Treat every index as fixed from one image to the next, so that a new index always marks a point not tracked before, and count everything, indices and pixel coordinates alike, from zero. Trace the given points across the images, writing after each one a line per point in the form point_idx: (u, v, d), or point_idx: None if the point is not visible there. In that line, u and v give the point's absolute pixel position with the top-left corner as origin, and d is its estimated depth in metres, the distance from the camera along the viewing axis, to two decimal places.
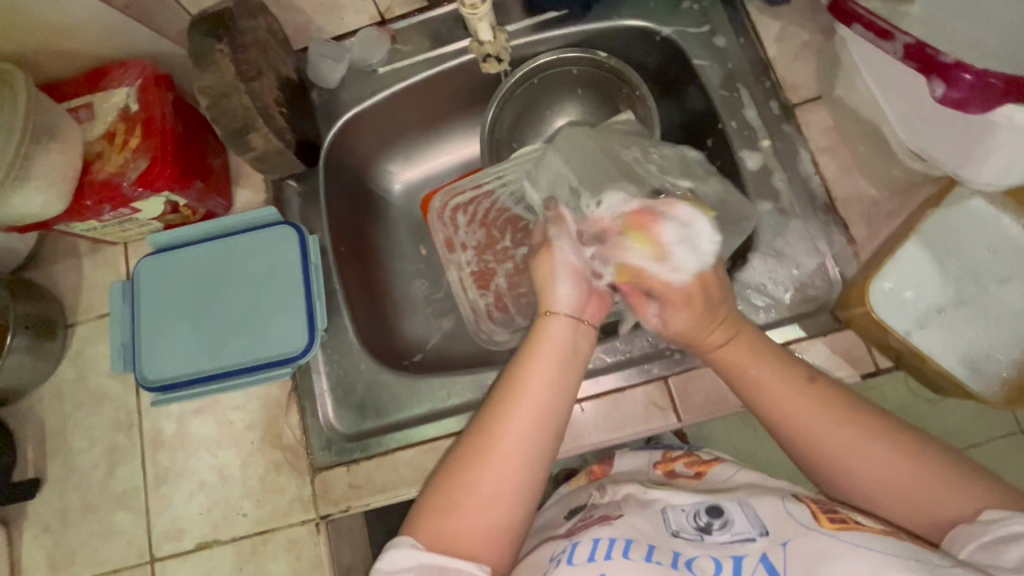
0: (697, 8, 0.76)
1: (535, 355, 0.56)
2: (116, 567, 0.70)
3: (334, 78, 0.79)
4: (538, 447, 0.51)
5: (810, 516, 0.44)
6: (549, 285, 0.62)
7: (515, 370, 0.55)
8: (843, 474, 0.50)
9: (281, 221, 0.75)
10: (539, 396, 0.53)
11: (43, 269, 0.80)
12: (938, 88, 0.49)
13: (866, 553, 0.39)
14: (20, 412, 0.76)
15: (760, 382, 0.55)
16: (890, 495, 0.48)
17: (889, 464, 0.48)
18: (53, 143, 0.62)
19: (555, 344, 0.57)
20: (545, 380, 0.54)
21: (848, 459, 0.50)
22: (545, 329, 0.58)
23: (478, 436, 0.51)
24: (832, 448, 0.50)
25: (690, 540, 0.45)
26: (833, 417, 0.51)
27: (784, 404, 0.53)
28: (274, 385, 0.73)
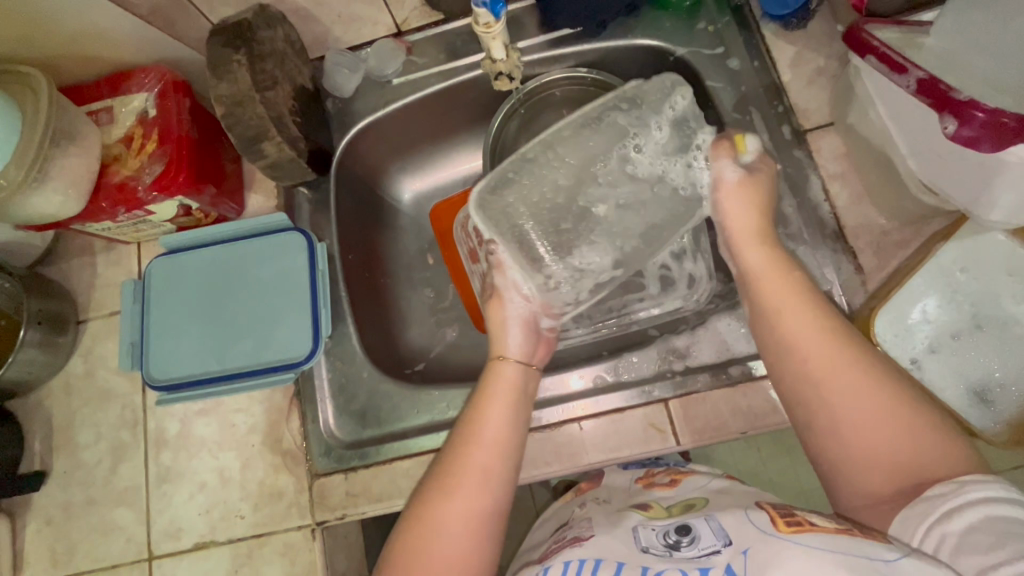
0: (711, 30, 0.76)
1: (490, 397, 0.57)
2: (115, 563, 0.71)
3: (349, 88, 0.80)
4: (498, 485, 0.52)
5: (770, 523, 0.42)
6: (502, 329, 0.63)
7: (470, 412, 0.56)
8: (834, 416, 0.48)
9: (290, 227, 0.76)
10: (492, 437, 0.54)
11: (59, 265, 0.81)
12: (950, 125, 0.49)
13: (819, 554, 0.37)
14: (30, 405, 0.77)
15: (784, 307, 0.54)
16: (875, 446, 0.46)
17: (884, 416, 0.46)
18: (71, 145, 0.63)
19: (510, 385, 0.59)
20: (498, 421, 0.55)
21: (844, 397, 0.48)
22: (496, 372, 0.60)
23: (438, 478, 0.52)
24: (833, 383, 0.48)
25: (660, 556, 0.44)
26: (841, 355, 0.49)
27: (798, 332, 0.52)
28: (277, 390, 0.74)
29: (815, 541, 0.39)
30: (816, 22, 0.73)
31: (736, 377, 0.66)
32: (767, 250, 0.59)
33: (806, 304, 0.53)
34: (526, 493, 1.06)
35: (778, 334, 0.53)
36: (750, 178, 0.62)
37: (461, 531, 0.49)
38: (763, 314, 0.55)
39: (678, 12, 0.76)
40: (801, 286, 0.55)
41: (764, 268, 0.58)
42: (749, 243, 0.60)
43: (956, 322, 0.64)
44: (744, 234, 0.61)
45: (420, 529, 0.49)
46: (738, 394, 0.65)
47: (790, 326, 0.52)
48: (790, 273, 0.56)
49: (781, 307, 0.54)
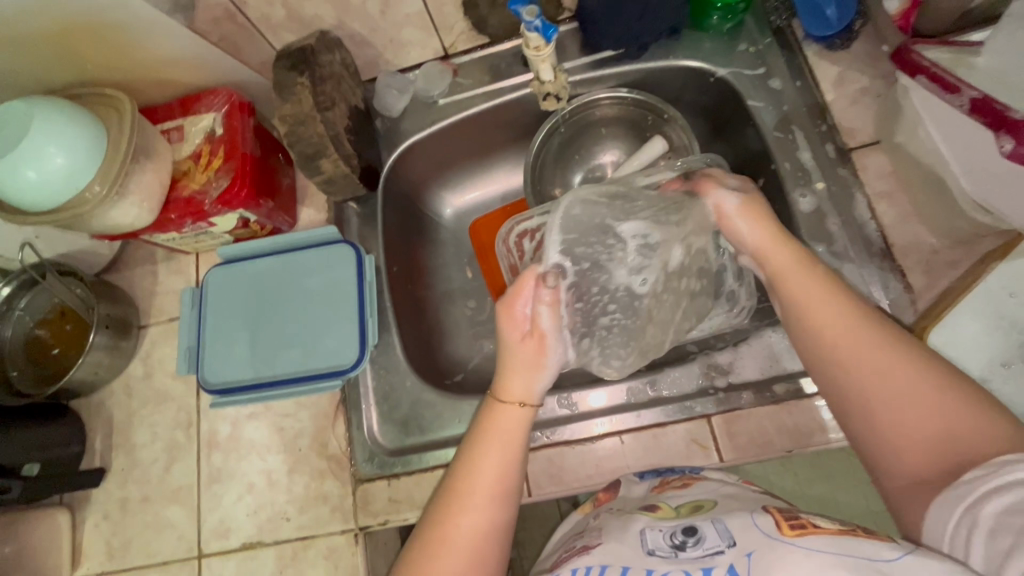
0: (752, 51, 0.77)
1: (485, 440, 0.54)
2: (166, 559, 0.74)
3: (398, 108, 0.84)
4: (492, 534, 0.50)
5: (773, 525, 0.43)
6: (519, 358, 0.58)
7: (465, 459, 0.53)
8: (873, 403, 0.47)
9: (339, 240, 0.80)
10: (489, 481, 0.52)
11: (125, 272, 0.86)
12: (1006, 144, 0.48)
13: (824, 558, 0.38)
14: (92, 405, 0.82)
15: (809, 299, 0.52)
16: (917, 428, 0.45)
17: (924, 397, 0.45)
18: (148, 162, 0.68)
19: (507, 431, 0.55)
20: (498, 465, 0.53)
21: (883, 382, 0.47)
22: (493, 416, 0.56)
23: (431, 524, 0.51)
24: (866, 369, 0.47)
25: (664, 558, 0.45)
26: (877, 337, 0.48)
27: (834, 326, 0.50)
28: (323, 397, 0.77)
29: (818, 544, 0.39)
30: (860, 42, 0.73)
31: (781, 395, 0.65)
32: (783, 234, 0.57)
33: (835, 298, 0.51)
34: (555, 505, 1.07)
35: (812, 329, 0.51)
36: (753, 198, 0.60)
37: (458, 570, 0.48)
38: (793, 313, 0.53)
39: (718, 34, 0.78)
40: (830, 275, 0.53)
41: (790, 268, 0.55)
42: (771, 245, 0.57)
43: (1005, 344, 0.59)
44: (763, 242, 0.57)
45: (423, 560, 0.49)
46: (782, 411, 0.65)
47: (821, 320, 0.51)
48: (805, 278, 0.53)
49: (807, 298, 0.52)
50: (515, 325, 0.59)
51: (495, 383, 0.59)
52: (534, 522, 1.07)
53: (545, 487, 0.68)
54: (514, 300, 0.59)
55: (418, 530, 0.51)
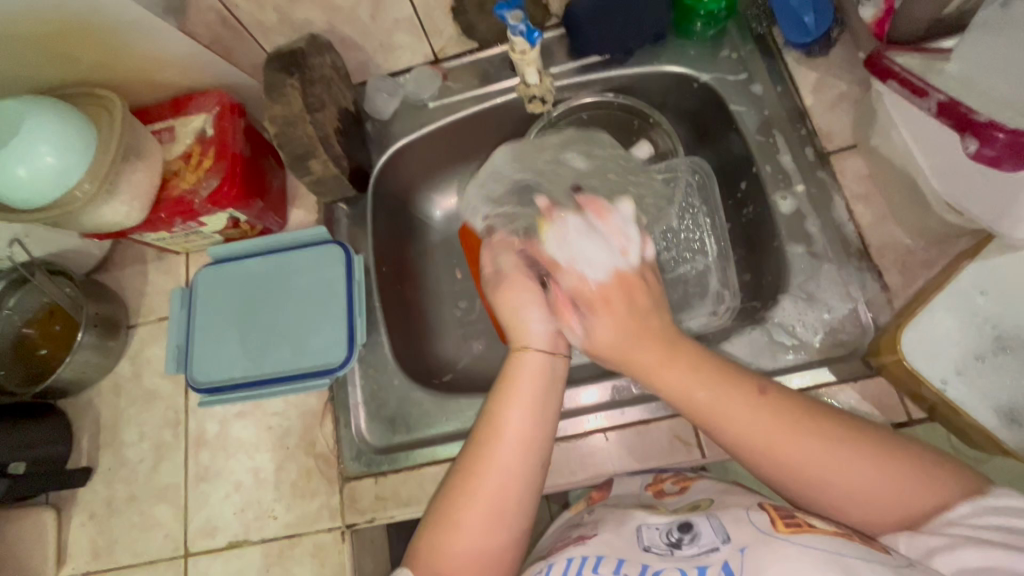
0: (735, 57, 0.79)
1: (513, 381, 0.56)
2: (152, 558, 0.74)
3: (388, 111, 0.85)
4: (524, 477, 0.52)
5: (769, 523, 0.44)
6: (522, 296, 0.63)
7: (492, 410, 0.55)
8: (817, 486, 0.48)
9: (329, 240, 0.80)
10: (514, 430, 0.53)
11: (114, 272, 0.87)
12: (972, 145, 0.50)
13: (821, 555, 0.40)
14: (80, 405, 0.82)
15: (724, 411, 0.51)
16: (863, 499, 0.47)
17: (855, 471, 0.47)
18: (140, 161, 0.69)
19: (534, 376, 0.57)
20: (520, 414, 0.54)
21: (815, 469, 0.48)
22: (519, 363, 0.58)
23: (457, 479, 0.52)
24: (802, 463, 0.48)
25: (660, 554, 0.46)
26: (787, 426, 0.49)
27: (748, 428, 0.50)
28: (311, 396, 0.77)
29: (812, 541, 0.41)
30: (838, 49, 0.75)
31: None
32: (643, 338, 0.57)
33: (735, 396, 0.51)
34: (545, 507, 1.08)
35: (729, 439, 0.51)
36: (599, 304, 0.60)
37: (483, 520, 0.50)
38: (705, 421, 0.52)
39: (701, 41, 0.80)
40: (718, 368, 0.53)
41: (692, 380, 0.53)
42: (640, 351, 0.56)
43: (978, 342, 0.60)
44: (653, 361, 0.55)
45: (452, 513, 0.51)
46: None
47: (732, 426, 0.50)
48: (694, 389, 0.53)
49: (721, 412, 0.51)
50: (527, 295, 0.63)
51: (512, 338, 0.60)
52: None
53: None
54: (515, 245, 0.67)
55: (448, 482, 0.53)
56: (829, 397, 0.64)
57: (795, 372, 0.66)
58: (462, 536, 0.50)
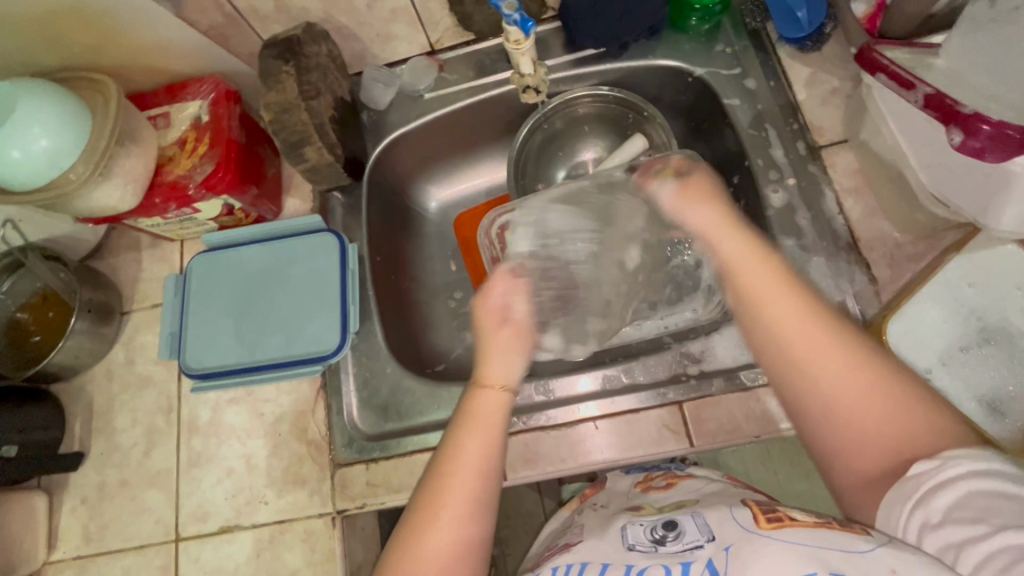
0: (729, 52, 0.80)
1: (466, 426, 0.52)
2: (143, 543, 0.74)
3: (384, 101, 0.85)
4: (483, 506, 0.49)
5: (751, 519, 0.43)
6: (502, 356, 0.57)
7: (450, 446, 0.51)
8: (826, 397, 0.46)
9: (323, 229, 0.81)
10: (470, 469, 0.50)
11: (109, 259, 0.87)
12: (956, 137, 0.51)
13: (800, 548, 0.38)
14: (73, 390, 0.82)
15: (761, 289, 0.49)
16: (864, 429, 0.44)
17: (870, 399, 0.44)
18: (133, 145, 0.69)
19: (490, 416, 0.53)
20: (478, 453, 0.50)
21: (838, 382, 0.45)
22: (475, 401, 0.53)
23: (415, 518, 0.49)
24: (817, 361, 0.46)
25: (645, 552, 0.45)
26: (831, 337, 0.46)
27: (790, 321, 0.47)
28: (304, 382, 0.77)
29: (796, 537, 0.39)
30: (831, 44, 0.76)
31: (749, 382, 0.67)
32: (740, 237, 0.53)
33: (791, 293, 0.49)
34: (538, 503, 1.09)
35: (761, 320, 0.49)
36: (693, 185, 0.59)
37: (448, 547, 0.47)
38: (745, 305, 0.50)
39: (696, 35, 0.81)
40: (786, 269, 0.50)
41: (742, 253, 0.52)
42: (728, 242, 0.53)
43: (961, 334, 0.61)
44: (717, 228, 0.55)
45: (414, 537, 0.48)
46: (751, 398, 0.67)
47: (776, 313, 0.48)
48: (742, 266, 0.51)
49: (761, 290, 0.49)
50: (497, 315, 0.58)
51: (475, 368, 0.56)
52: (517, 519, 1.09)
53: (520, 471, 0.69)
54: (493, 286, 0.60)
55: (410, 505, 0.50)
56: None
57: None
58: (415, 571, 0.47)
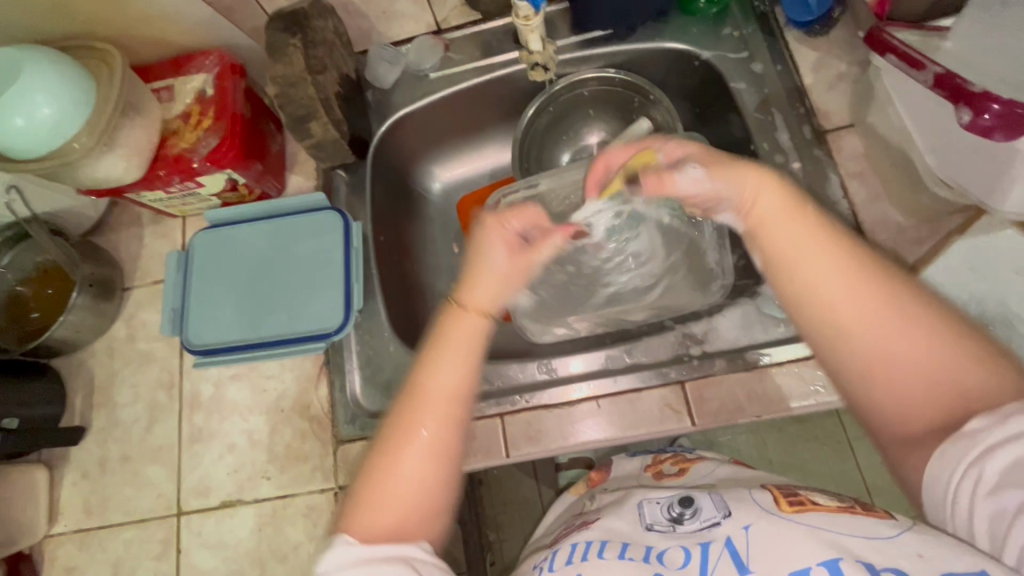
0: (737, 35, 0.79)
1: (441, 349, 0.48)
2: (145, 517, 0.74)
3: (389, 80, 0.85)
4: (457, 423, 0.46)
5: (771, 501, 0.43)
6: (498, 278, 0.54)
7: (421, 364, 0.48)
8: (865, 349, 0.41)
9: (327, 207, 0.80)
10: (440, 384, 0.47)
11: (110, 235, 0.86)
12: (965, 116, 0.51)
13: (823, 534, 0.37)
14: (73, 366, 0.82)
15: (794, 250, 0.44)
16: (907, 385, 0.40)
17: (913, 352, 0.40)
18: (138, 117, 0.69)
19: (472, 338, 0.49)
20: (455, 368, 0.48)
21: (880, 334, 0.41)
22: (453, 322, 0.50)
23: (390, 431, 0.46)
24: (860, 323, 0.41)
25: (663, 533, 0.45)
26: (877, 293, 0.41)
27: (823, 279, 0.43)
28: (307, 359, 0.77)
29: (817, 520, 0.39)
30: (838, 29, 0.76)
31: (752, 363, 0.68)
32: (766, 183, 0.48)
33: (824, 245, 0.44)
34: (535, 490, 1.09)
35: (794, 283, 0.44)
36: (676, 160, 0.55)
37: (420, 475, 0.45)
38: (776, 267, 0.45)
39: (704, 19, 0.80)
40: (820, 222, 0.45)
41: (775, 215, 0.46)
42: (753, 199, 0.48)
43: None
44: (736, 189, 0.49)
45: (381, 467, 0.45)
46: (754, 378, 0.67)
47: (812, 275, 0.43)
48: (779, 226, 0.46)
49: (797, 253, 0.44)
50: (503, 242, 0.56)
51: (457, 291, 0.53)
52: (515, 505, 1.09)
53: (522, 448, 0.70)
54: (508, 216, 0.57)
55: (381, 431, 0.47)
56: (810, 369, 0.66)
57: (775, 343, 0.68)
58: (389, 481, 0.44)
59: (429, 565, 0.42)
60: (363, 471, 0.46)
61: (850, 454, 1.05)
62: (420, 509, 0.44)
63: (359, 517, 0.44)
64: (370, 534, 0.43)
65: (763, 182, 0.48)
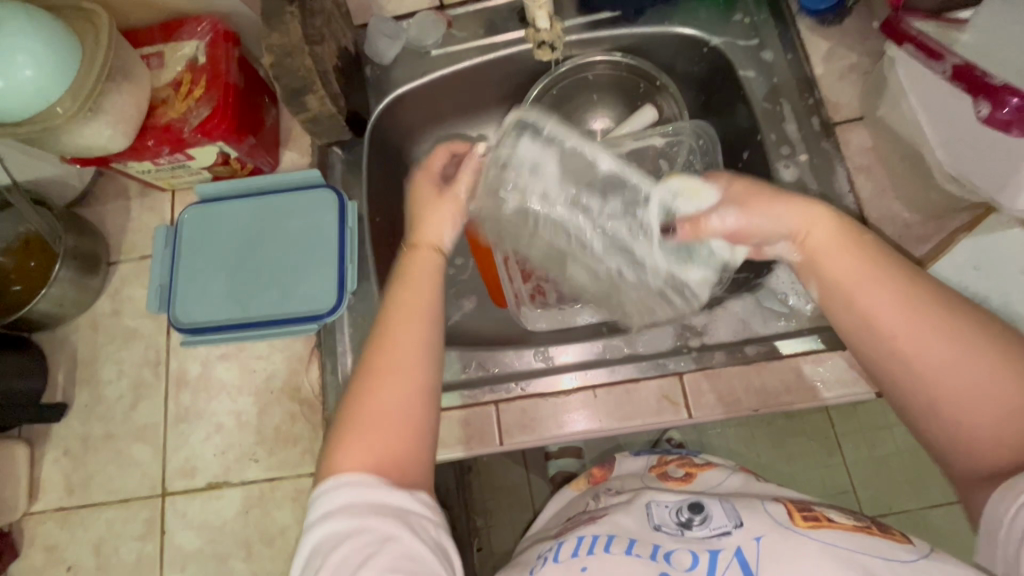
0: (747, 22, 0.77)
1: (410, 281, 0.54)
2: (128, 496, 0.73)
3: (389, 55, 0.82)
4: (429, 343, 0.50)
5: (785, 514, 0.42)
6: (441, 213, 0.60)
7: (394, 292, 0.54)
8: (926, 382, 0.44)
9: (322, 185, 0.78)
10: (408, 306, 0.52)
11: (95, 207, 0.83)
12: (984, 109, 0.51)
13: (835, 552, 0.38)
14: (55, 340, 0.79)
15: (848, 280, 0.48)
16: (967, 416, 0.43)
17: (988, 380, 0.42)
18: (125, 83, 0.66)
19: (431, 267, 0.56)
20: (423, 292, 0.53)
21: (937, 368, 0.44)
22: (414, 258, 0.57)
23: (367, 364, 0.49)
24: (920, 352, 0.44)
25: (671, 535, 0.45)
26: (936, 325, 0.44)
27: (882, 306, 0.46)
28: (298, 340, 0.76)
29: (833, 538, 0.39)
30: (851, 20, 0.74)
31: (752, 356, 0.67)
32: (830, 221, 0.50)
33: (884, 273, 0.47)
34: (524, 478, 1.09)
35: (852, 312, 0.48)
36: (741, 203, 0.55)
37: (398, 399, 0.48)
38: (833, 293, 0.49)
39: (714, 4, 0.78)
40: (878, 252, 0.48)
41: (830, 246, 0.50)
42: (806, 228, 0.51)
43: None
44: (792, 219, 0.52)
45: (362, 399, 0.48)
46: (752, 372, 0.67)
47: (870, 305, 0.46)
48: (837, 257, 0.49)
49: (852, 282, 0.48)
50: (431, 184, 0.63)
51: (411, 234, 0.60)
52: (504, 493, 1.09)
53: (516, 435, 0.69)
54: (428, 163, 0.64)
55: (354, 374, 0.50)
56: (809, 366, 0.66)
57: (776, 339, 0.67)
58: (375, 411, 0.47)
59: (427, 519, 0.44)
60: (343, 402, 0.49)
61: (838, 450, 1.06)
62: (398, 434, 0.47)
63: (345, 445, 0.46)
64: (354, 465, 0.45)
65: (824, 220, 0.51)
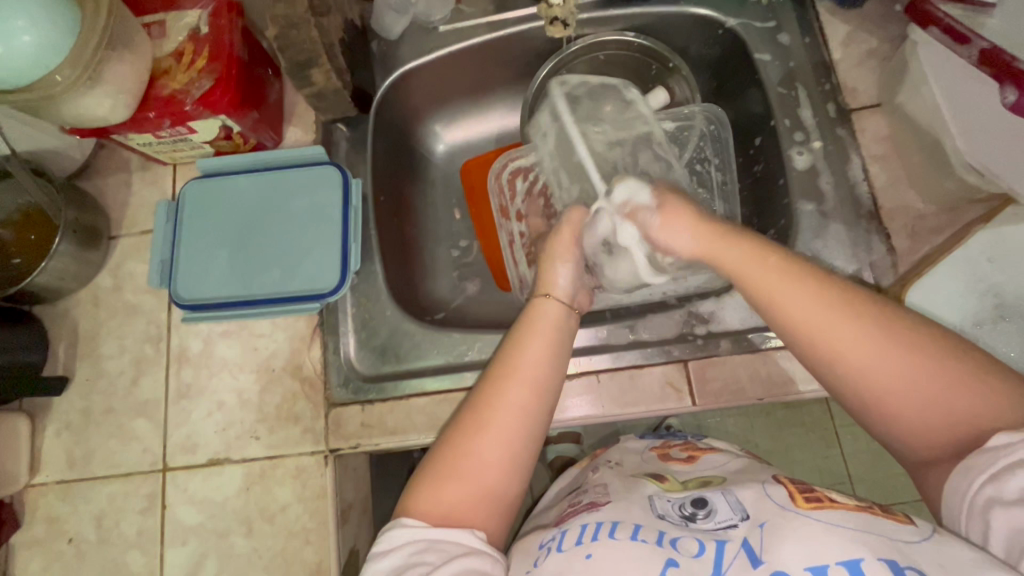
0: (764, 3, 0.75)
1: (529, 335, 0.54)
2: (130, 471, 0.73)
3: (395, 31, 0.80)
4: (534, 412, 0.50)
5: (787, 498, 0.42)
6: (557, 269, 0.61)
7: (509, 346, 0.54)
8: (861, 383, 0.45)
9: (326, 162, 0.77)
10: (530, 368, 0.51)
11: (96, 180, 0.82)
12: (1010, 94, 0.52)
13: (839, 531, 0.38)
14: (56, 314, 0.79)
15: (771, 288, 0.49)
16: (908, 410, 0.43)
17: (915, 374, 0.43)
18: (126, 52, 0.65)
19: (553, 324, 0.56)
20: (544, 351, 0.53)
21: (864, 366, 0.44)
22: (536, 311, 0.57)
23: (473, 410, 0.50)
24: (848, 354, 0.45)
25: (676, 524, 0.44)
26: (857, 325, 0.45)
27: (804, 312, 0.47)
28: (300, 319, 0.75)
29: (835, 518, 0.39)
30: (872, 3, 0.72)
31: (757, 344, 0.67)
32: (738, 240, 0.53)
33: (802, 280, 0.48)
34: None
35: (782, 321, 0.48)
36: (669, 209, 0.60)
37: (497, 455, 0.48)
38: (760, 304, 0.50)
39: None
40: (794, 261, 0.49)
41: (746, 260, 0.51)
42: (722, 249, 0.54)
43: (977, 305, 0.60)
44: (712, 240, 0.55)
45: (461, 446, 0.48)
46: (759, 361, 0.66)
47: (795, 313, 0.47)
48: (757, 264, 0.51)
49: (772, 291, 0.49)
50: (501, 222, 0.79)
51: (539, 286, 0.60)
52: None
53: None
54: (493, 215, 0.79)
55: (457, 418, 0.51)
56: None
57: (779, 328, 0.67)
58: (471, 458, 0.48)
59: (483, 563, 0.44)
60: (439, 438, 0.50)
61: (836, 441, 1.06)
62: (490, 497, 0.47)
63: (430, 486, 0.47)
64: (429, 510, 0.46)
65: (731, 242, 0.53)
